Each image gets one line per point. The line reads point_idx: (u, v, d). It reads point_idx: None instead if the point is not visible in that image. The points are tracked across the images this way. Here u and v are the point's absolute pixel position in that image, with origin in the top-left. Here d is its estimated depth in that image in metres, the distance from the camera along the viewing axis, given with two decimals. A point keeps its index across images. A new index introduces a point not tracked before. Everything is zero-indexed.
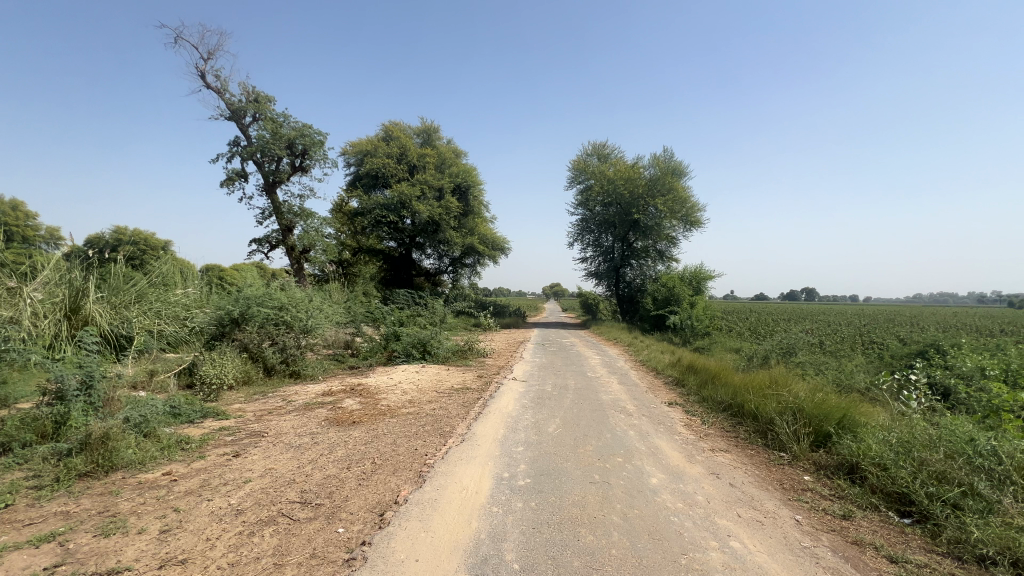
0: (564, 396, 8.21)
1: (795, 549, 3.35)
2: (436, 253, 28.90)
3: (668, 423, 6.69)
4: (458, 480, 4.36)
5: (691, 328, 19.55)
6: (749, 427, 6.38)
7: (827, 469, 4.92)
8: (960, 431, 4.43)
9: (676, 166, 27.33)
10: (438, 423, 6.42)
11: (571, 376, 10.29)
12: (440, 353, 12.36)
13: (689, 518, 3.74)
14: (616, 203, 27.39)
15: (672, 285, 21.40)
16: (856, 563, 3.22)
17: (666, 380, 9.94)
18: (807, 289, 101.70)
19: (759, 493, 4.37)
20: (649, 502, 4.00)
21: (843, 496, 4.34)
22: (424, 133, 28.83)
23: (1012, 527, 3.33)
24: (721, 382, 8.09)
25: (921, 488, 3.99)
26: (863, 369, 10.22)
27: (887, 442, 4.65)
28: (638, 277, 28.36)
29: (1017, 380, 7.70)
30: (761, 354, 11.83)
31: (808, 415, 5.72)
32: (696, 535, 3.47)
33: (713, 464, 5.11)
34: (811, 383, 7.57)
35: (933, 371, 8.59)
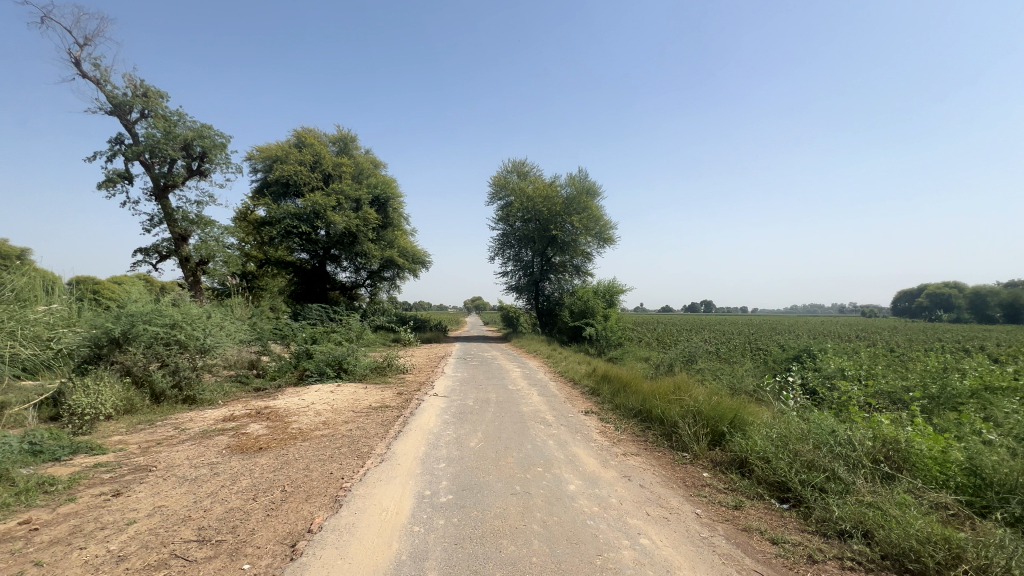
0: (486, 410, 8.21)
1: (695, 541, 3.64)
2: (352, 266, 27.77)
3: (585, 431, 6.96)
4: (376, 500, 4.21)
5: (606, 339, 20.50)
6: (656, 430, 6.82)
7: (722, 465, 5.42)
8: (826, 424, 5.10)
9: (591, 186, 28.72)
10: (355, 444, 6.11)
11: (492, 390, 10.28)
12: (357, 370, 11.76)
13: (604, 521, 3.91)
14: (534, 219, 28.22)
15: (588, 299, 22.29)
16: (746, 548, 3.57)
17: (583, 390, 10.32)
18: (706, 302, 112.57)
19: (666, 491, 4.70)
20: (568, 507, 4.14)
21: (735, 489, 4.79)
22: (340, 142, 27.71)
23: (863, 503, 3.90)
24: (632, 390, 8.55)
25: (795, 476, 4.52)
26: (751, 373, 11.37)
27: (769, 437, 5.22)
28: (556, 291, 29.28)
29: (867, 379, 9.03)
30: (667, 363, 12.73)
31: (706, 417, 6.26)
32: (611, 536, 3.64)
33: (624, 467, 5.40)
34: (709, 388, 8.26)
35: (807, 372, 9.79)
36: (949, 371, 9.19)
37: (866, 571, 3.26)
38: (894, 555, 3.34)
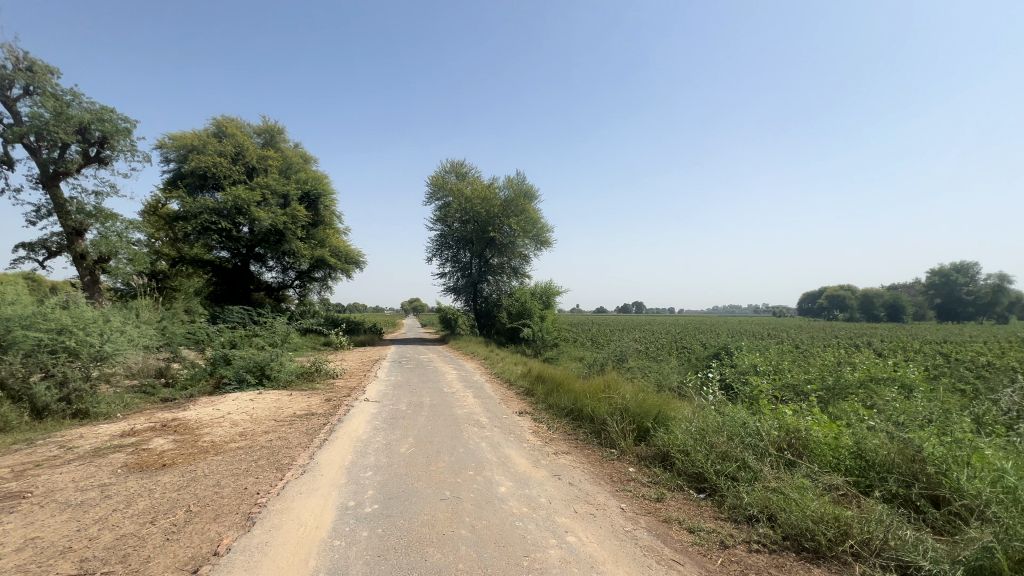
0: (419, 414, 8.05)
1: (619, 535, 3.78)
2: (279, 265, 26.20)
3: (518, 432, 7.02)
4: (295, 515, 3.97)
5: (542, 340, 20.82)
6: (587, 428, 7.03)
7: (647, 460, 5.68)
8: (739, 417, 5.49)
9: (529, 189, 29.08)
10: (275, 455, 5.74)
11: (426, 393, 10.11)
12: (281, 377, 11.10)
13: (532, 521, 3.96)
14: (472, 220, 28.12)
15: (525, 300, 22.47)
16: (666, 538, 3.76)
17: (518, 391, 10.42)
18: (637, 304, 118.15)
19: (593, 488, 4.85)
20: (496, 510, 4.15)
21: (658, 482, 5.03)
22: (266, 133, 26.06)
23: (769, 489, 4.25)
24: (564, 390, 8.74)
25: (711, 467, 4.84)
26: (676, 370, 12.03)
27: (689, 431, 5.53)
28: (494, 292, 29.31)
29: (776, 373, 9.84)
30: (599, 363, 13.14)
31: (633, 414, 6.54)
32: (538, 536, 3.69)
33: (555, 466, 5.51)
34: (636, 386, 8.64)
35: (724, 369, 10.52)
36: (842, 365, 10.28)
37: (770, 552, 3.56)
38: (794, 535, 3.67)
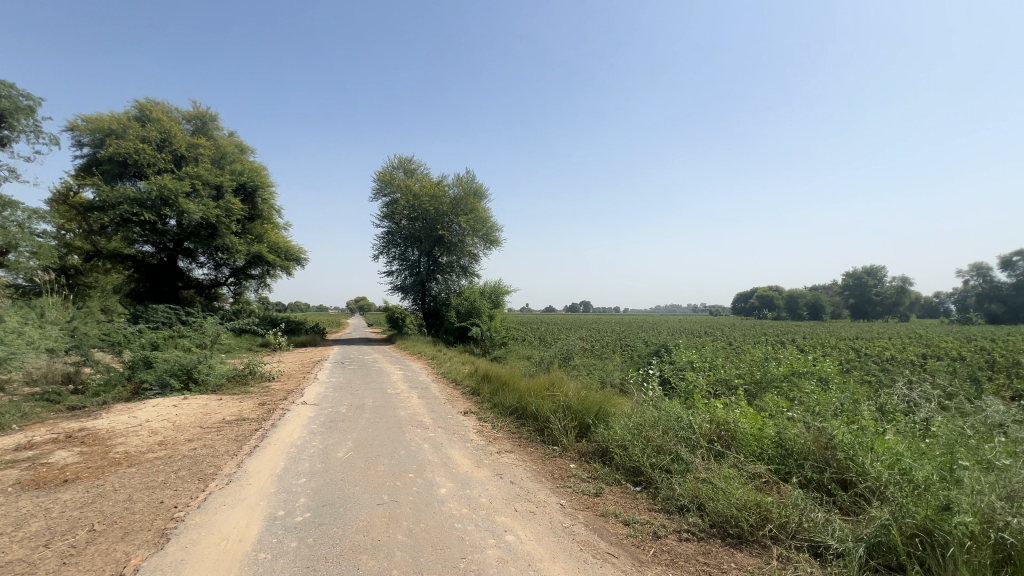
0: (360, 416, 7.80)
1: (557, 531, 3.84)
2: (211, 261, 24.54)
3: (462, 432, 6.97)
4: (217, 528, 3.73)
5: (490, 339, 20.84)
6: (531, 426, 7.10)
7: (587, 455, 5.83)
8: (674, 412, 5.74)
9: (478, 188, 28.99)
10: (199, 465, 5.36)
11: (369, 395, 9.81)
12: (209, 381, 10.38)
13: (472, 522, 3.95)
14: (421, 218, 27.67)
15: (474, 299, 22.33)
16: (602, 532, 3.87)
17: (464, 390, 10.36)
18: (585, 304, 121.06)
19: (534, 486, 4.90)
20: (436, 513, 4.10)
21: (597, 477, 5.17)
22: (196, 120, 24.31)
23: (698, 479, 4.48)
24: (510, 389, 8.78)
25: (647, 461, 5.03)
26: (619, 367, 12.42)
27: (627, 426, 5.71)
28: (443, 291, 29.00)
29: (710, 369, 10.40)
30: (546, 362, 13.32)
31: (575, 411, 6.68)
32: (477, 536, 3.68)
33: (498, 465, 5.53)
34: (579, 383, 8.84)
35: (663, 365, 10.98)
36: (769, 360, 11.00)
37: (697, 540, 3.75)
38: (720, 523, 3.89)
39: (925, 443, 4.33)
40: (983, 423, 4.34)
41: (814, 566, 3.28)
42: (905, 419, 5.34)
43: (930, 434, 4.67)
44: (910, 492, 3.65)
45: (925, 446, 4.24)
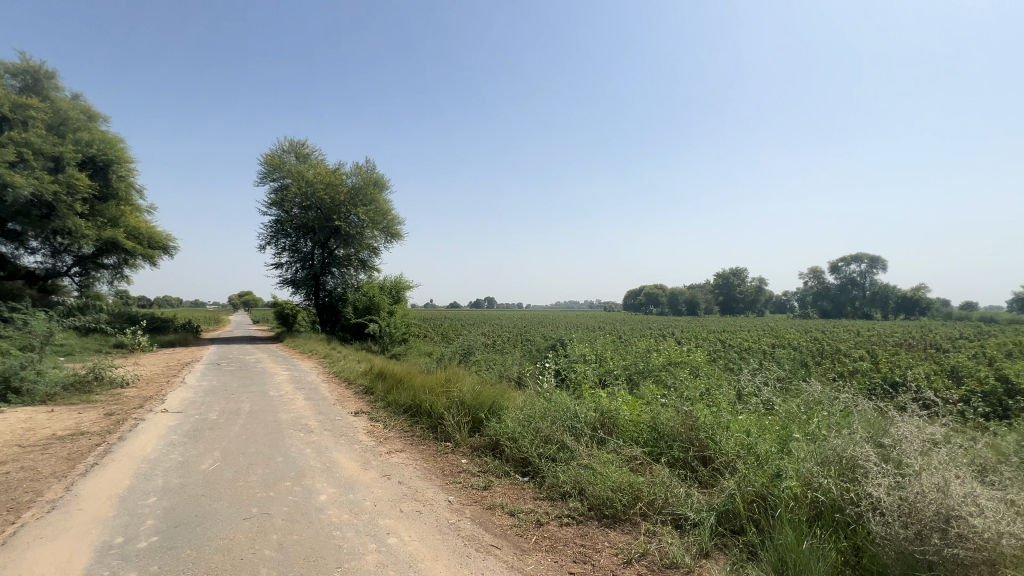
0: (233, 423, 7.06)
1: (442, 528, 3.83)
2: (47, 246, 20.61)
3: (350, 434, 6.64)
4: (28, 567, 3.12)
5: (389, 335, 20.15)
6: (424, 423, 6.99)
7: (479, 450, 5.89)
8: (562, 402, 6.04)
9: (379, 179, 27.79)
10: (11, 492, 4.44)
11: (247, 398, 8.93)
12: (37, 390, 8.68)
13: (352, 528, 3.77)
14: (315, 207, 25.83)
15: (373, 294, 21.39)
16: (487, 525, 3.93)
17: (357, 390, 9.88)
18: (489, 299, 122.31)
19: (423, 484, 4.83)
20: (313, 521, 3.85)
21: (487, 470, 5.24)
22: (25, 75, 20.15)
23: (581, 465, 4.76)
24: (405, 386, 8.55)
25: (535, 452, 5.22)
26: (517, 361, 12.72)
27: (518, 419, 5.87)
28: (339, 285, 27.40)
29: (600, 361, 11.08)
30: (445, 358, 13.20)
31: (468, 406, 6.71)
32: (356, 542, 3.53)
33: (386, 466, 5.36)
34: (476, 378, 8.88)
35: (559, 359, 11.47)
36: (651, 352, 12.03)
37: (576, 523, 3.98)
38: (597, 505, 4.16)
39: (765, 421, 5.04)
40: (807, 402, 5.18)
41: (674, 537, 3.66)
42: (754, 400, 6.16)
43: (770, 413, 5.45)
44: (752, 464, 4.22)
45: (766, 424, 4.95)
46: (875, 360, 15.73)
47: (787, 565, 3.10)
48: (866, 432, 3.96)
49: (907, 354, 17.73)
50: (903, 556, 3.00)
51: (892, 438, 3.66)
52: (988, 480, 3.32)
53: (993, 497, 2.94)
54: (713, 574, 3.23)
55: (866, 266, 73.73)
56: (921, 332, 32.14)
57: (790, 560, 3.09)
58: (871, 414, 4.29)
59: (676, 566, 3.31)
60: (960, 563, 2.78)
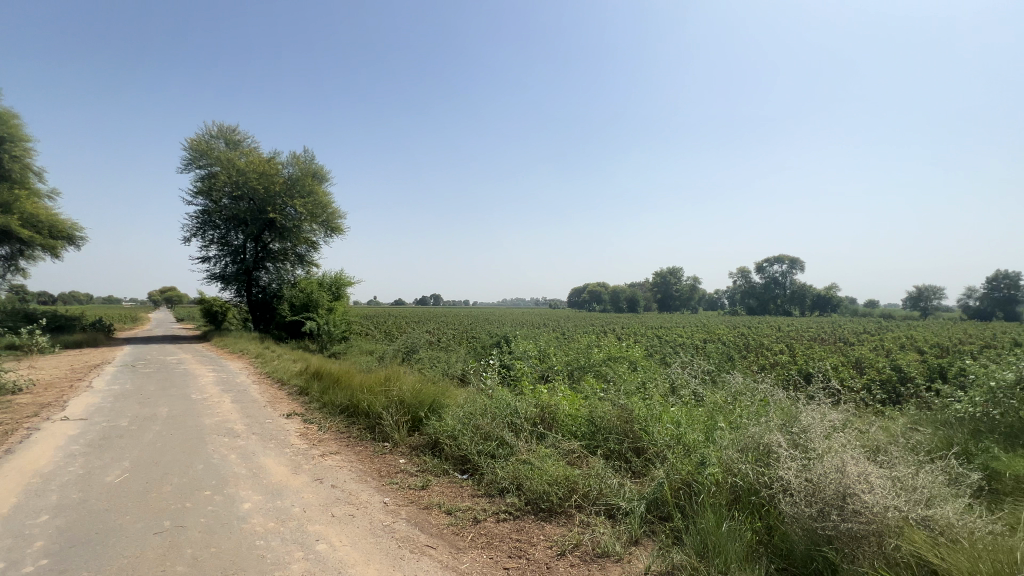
0: (147, 430, 6.49)
1: (376, 531, 3.74)
2: None
3: (280, 437, 6.31)
4: None
5: (328, 334, 19.36)
6: (361, 424, 6.79)
7: (418, 449, 5.80)
8: (502, 399, 6.07)
9: (319, 170, 26.59)
10: None
11: (164, 402, 8.25)
12: None
13: (278, 536, 3.59)
14: (247, 197, 24.30)
15: (311, 291, 20.43)
16: (423, 526, 3.88)
17: (290, 391, 9.41)
18: (434, 296, 120.79)
19: (358, 487, 4.69)
20: (234, 532, 3.62)
21: (425, 470, 5.18)
22: None
23: (519, 461, 4.81)
24: (342, 386, 8.25)
25: (474, 449, 5.22)
26: (461, 359, 12.65)
27: (458, 417, 5.83)
28: (274, 281, 25.99)
29: (543, 357, 11.25)
30: (387, 356, 12.88)
31: (408, 405, 6.59)
32: (282, 551, 3.36)
33: (319, 469, 5.15)
34: (417, 376, 8.73)
35: (503, 355, 11.52)
36: (591, 347, 12.38)
37: (513, 518, 4.03)
38: (534, 500, 4.23)
39: (693, 412, 5.33)
40: (731, 393, 5.53)
41: (607, 527, 3.79)
42: (684, 393, 6.49)
43: (698, 406, 5.77)
44: (680, 453, 4.46)
45: (694, 415, 5.24)
46: (792, 354, 17.09)
47: (708, 548, 3.29)
48: (779, 420, 4.30)
49: (820, 347, 19.44)
50: (809, 533, 3.26)
51: (801, 425, 4.00)
52: (880, 459, 3.70)
53: (882, 475, 3.28)
54: (641, 559, 3.38)
55: (787, 267, 79.93)
56: (831, 327, 35.39)
57: (711, 543, 3.28)
58: (785, 403, 4.66)
59: (607, 554, 3.44)
60: (854, 535, 3.08)
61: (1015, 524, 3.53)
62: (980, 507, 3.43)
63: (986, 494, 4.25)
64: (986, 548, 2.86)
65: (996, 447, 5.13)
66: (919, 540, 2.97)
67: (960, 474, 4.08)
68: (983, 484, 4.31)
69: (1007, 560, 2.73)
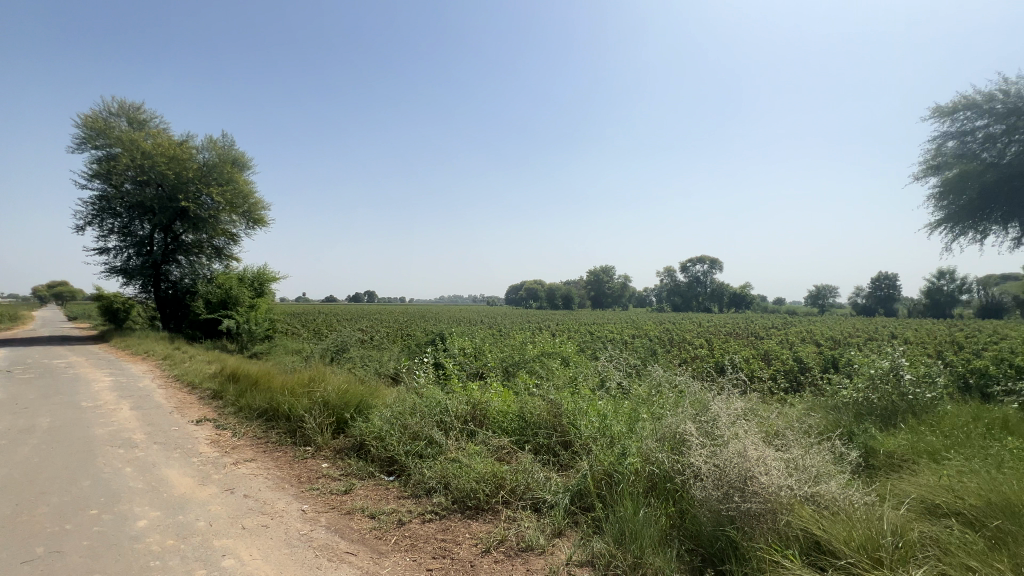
0: (22, 444, 5.70)
1: (291, 541, 3.54)
2: None
3: (187, 446, 5.81)
4: None
5: (249, 333, 18.06)
6: (281, 428, 6.41)
7: (343, 452, 5.58)
8: (432, 398, 5.98)
9: (239, 156, 24.71)
10: None
11: (47, 412, 7.30)
12: None
13: (177, 555, 3.30)
14: (154, 183, 22.06)
15: (230, 286, 18.98)
16: (343, 532, 3.74)
17: (202, 395, 8.69)
18: (369, 293, 116.72)
19: (274, 495, 4.43)
20: (123, 554, 3.28)
21: (349, 473, 4.99)
22: None
23: (448, 460, 4.77)
24: (261, 388, 7.74)
25: (402, 449, 5.11)
26: (394, 357, 12.33)
27: (385, 417, 5.67)
28: (186, 276, 23.86)
29: (478, 355, 11.23)
30: (314, 356, 12.26)
31: (333, 407, 6.31)
32: (180, 571, 3.09)
33: (230, 479, 4.80)
34: (345, 375, 8.39)
35: (438, 352, 11.37)
36: (526, 344, 12.55)
37: (439, 518, 3.99)
38: (461, 498, 4.22)
39: (618, 406, 5.56)
40: (653, 386, 5.84)
41: (532, 520, 3.87)
42: (611, 387, 6.76)
43: (622, 398, 6.04)
44: (603, 445, 4.64)
45: (619, 408, 5.47)
46: (710, 348, 18.41)
47: (625, 535, 3.45)
48: (692, 409, 4.61)
49: (734, 341, 21.07)
50: (715, 514, 3.52)
51: (710, 414, 4.32)
52: (777, 443, 4.08)
53: (777, 458, 3.62)
54: (563, 551, 3.47)
55: (708, 267, 85.86)
56: (745, 322, 38.48)
57: (628, 531, 3.44)
58: (699, 394, 4.99)
59: (531, 548, 3.50)
60: (753, 514, 3.37)
61: (885, 495, 4.02)
62: (858, 482, 3.87)
63: (864, 469, 4.82)
64: (860, 517, 3.23)
65: (873, 428, 5.85)
66: (806, 515, 3.30)
67: (843, 453, 4.59)
68: (862, 461, 4.89)
69: (875, 528, 3.11)
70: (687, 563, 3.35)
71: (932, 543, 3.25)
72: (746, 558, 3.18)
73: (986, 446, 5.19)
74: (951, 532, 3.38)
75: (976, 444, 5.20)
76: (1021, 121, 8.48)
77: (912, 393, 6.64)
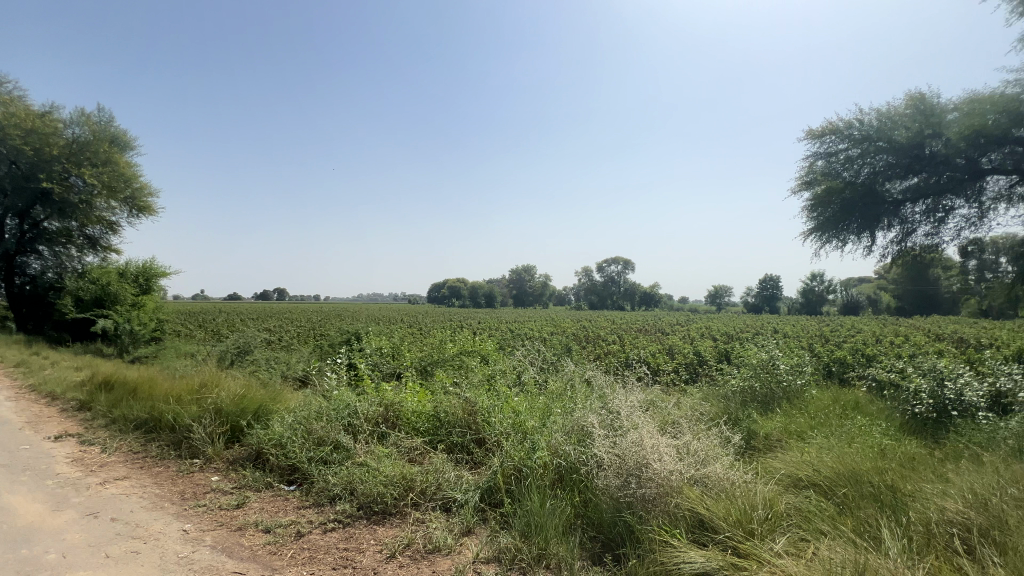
0: None
1: (167, 566, 3.19)
2: None
3: (41, 467, 5.00)
4: None
5: (131, 335, 15.91)
6: (164, 440, 5.75)
7: (237, 462, 5.14)
8: (340, 400, 5.70)
9: (119, 135, 21.79)
10: None
11: None
12: None
13: None
14: (5, 159, 18.74)
15: (107, 282, 16.67)
16: (231, 550, 3.43)
17: (65, 407, 7.54)
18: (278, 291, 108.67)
19: (150, 516, 3.96)
20: None
21: (243, 486, 4.60)
22: None
23: (354, 465, 4.59)
24: (141, 397, 6.88)
25: (304, 456, 4.81)
26: (303, 359, 11.59)
27: (287, 423, 5.31)
28: (48, 269, 20.55)
29: (395, 355, 10.91)
30: (210, 360, 11.16)
31: (226, 414, 5.78)
32: None
33: (95, 502, 4.21)
34: (244, 379, 7.73)
35: (352, 353, 10.87)
36: (445, 342, 12.43)
37: (343, 526, 3.82)
38: (367, 503, 4.08)
39: (531, 402, 5.68)
40: (565, 382, 6.04)
41: (441, 521, 3.84)
42: (525, 383, 6.91)
43: (536, 395, 6.19)
44: (514, 440, 4.73)
45: (532, 403, 5.59)
46: (621, 343, 19.52)
47: (531, 528, 3.54)
48: (598, 404, 4.85)
49: (643, 337, 22.53)
50: (614, 501, 3.73)
51: (613, 408, 4.60)
52: (670, 431, 4.43)
53: (668, 445, 3.96)
54: (470, 548, 3.48)
55: (621, 267, 90.96)
56: (653, 319, 41.36)
57: (535, 524, 3.54)
58: (605, 387, 5.27)
59: (437, 549, 3.46)
60: (647, 499, 3.62)
61: (759, 472, 4.52)
62: (738, 462, 4.31)
63: (746, 451, 5.37)
64: (737, 493, 3.60)
65: (754, 413, 6.54)
66: (693, 495, 3.60)
67: (728, 438, 5.09)
68: (745, 443, 5.45)
69: (750, 502, 3.47)
70: (588, 550, 3.50)
71: (795, 512, 3.71)
72: (640, 539, 3.39)
73: (841, 424, 6.04)
74: (809, 502, 3.88)
75: (833, 423, 6.02)
76: (872, 146, 9.91)
77: (786, 380, 7.53)
